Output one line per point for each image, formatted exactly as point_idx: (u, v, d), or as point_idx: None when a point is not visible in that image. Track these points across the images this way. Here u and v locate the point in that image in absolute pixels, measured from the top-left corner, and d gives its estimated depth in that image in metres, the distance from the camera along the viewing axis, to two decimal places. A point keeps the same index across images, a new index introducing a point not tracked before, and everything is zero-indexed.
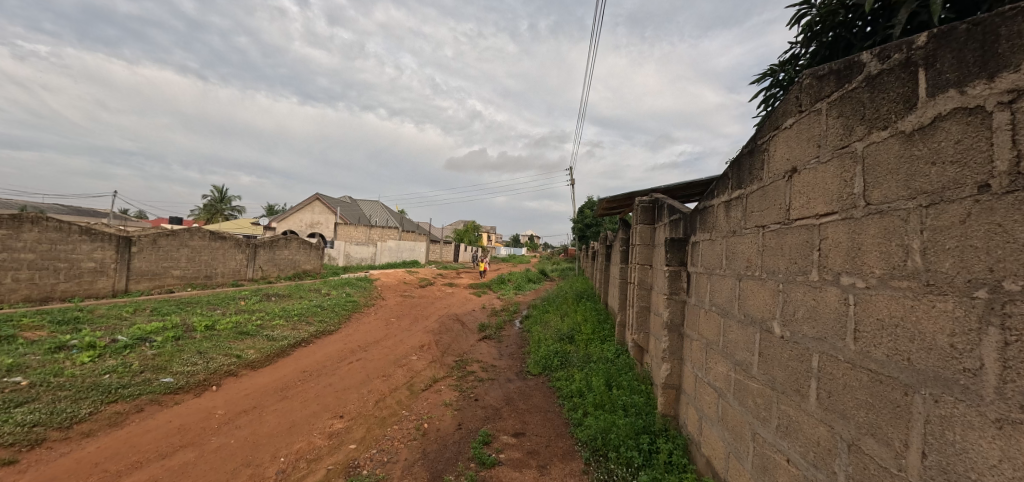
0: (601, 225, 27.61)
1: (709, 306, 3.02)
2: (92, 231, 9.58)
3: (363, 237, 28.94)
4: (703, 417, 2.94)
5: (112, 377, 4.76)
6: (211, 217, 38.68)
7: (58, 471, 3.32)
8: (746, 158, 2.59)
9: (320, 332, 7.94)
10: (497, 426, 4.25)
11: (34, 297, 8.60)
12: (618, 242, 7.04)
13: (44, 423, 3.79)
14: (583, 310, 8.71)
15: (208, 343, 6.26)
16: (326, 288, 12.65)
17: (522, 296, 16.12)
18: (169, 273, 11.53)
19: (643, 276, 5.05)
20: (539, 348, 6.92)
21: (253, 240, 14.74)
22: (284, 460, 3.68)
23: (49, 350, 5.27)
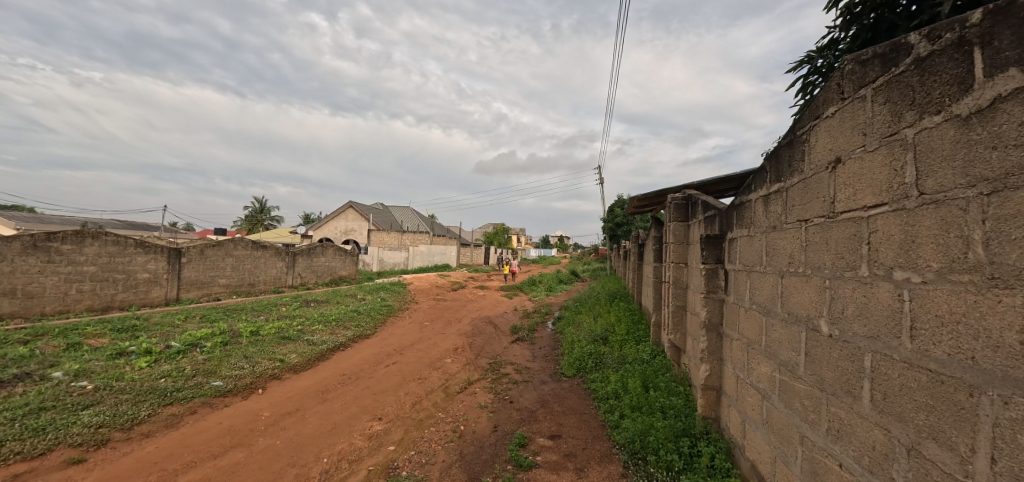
0: (632, 223, 27.11)
1: (749, 304, 2.92)
2: (146, 244, 10.18)
3: (395, 242, 29.56)
4: (747, 419, 2.84)
5: (167, 381, 5.04)
6: (252, 227, 40.46)
7: (121, 469, 3.53)
8: (784, 150, 2.49)
9: (358, 337, 8.14)
10: (533, 428, 4.25)
11: (97, 307, 9.22)
12: (651, 240, 6.92)
13: (108, 424, 4.05)
14: (616, 311, 8.59)
15: (253, 347, 6.55)
16: (362, 293, 12.98)
17: (554, 297, 16.04)
18: (216, 281, 12.13)
19: (678, 275, 4.94)
20: (572, 349, 6.87)
21: (292, 248, 15.32)
22: (327, 461, 3.79)
23: (111, 355, 5.65)
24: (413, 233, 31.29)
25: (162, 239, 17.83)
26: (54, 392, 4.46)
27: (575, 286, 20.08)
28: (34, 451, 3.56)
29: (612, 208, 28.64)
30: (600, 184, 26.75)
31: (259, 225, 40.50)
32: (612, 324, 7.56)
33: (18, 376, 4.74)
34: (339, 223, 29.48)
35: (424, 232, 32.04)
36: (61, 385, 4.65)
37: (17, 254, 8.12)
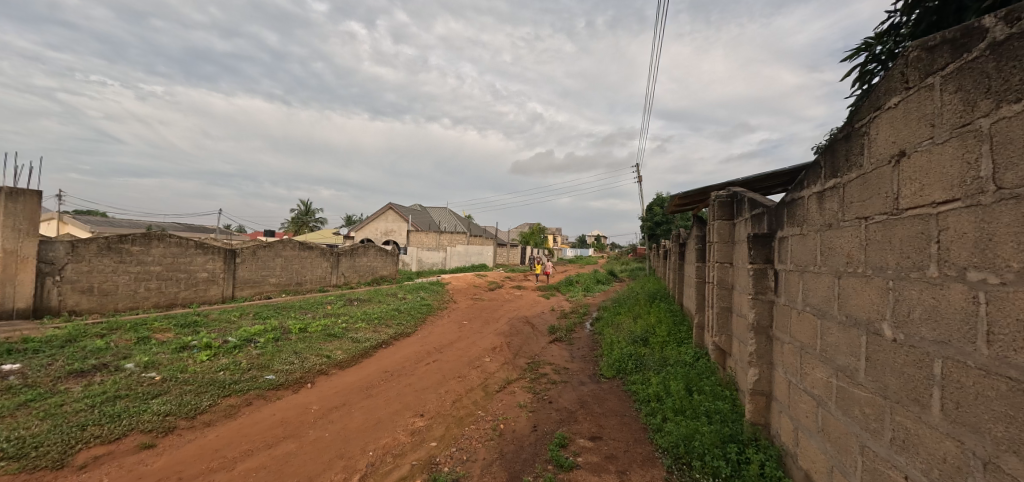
0: (672, 222, 26.38)
1: (802, 306, 2.79)
2: (204, 245, 10.86)
3: (432, 242, 30.20)
4: (800, 426, 2.71)
5: (225, 374, 5.35)
6: (299, 229, 42.43)
7: (186, 455, 3.78)
8: (841, 143, 2.36)
9: (399, 335, 8.36)
10: (573, 429, 4.22)
11: (162, 304, 9.91)
12: (693, 239, 6.72)
13: (175, 413, 4.35)
14: (656, 312, 8.39)
15: (302, 344, 6.85)
16: (402, 292, 13.33)
17: (591, 298, 15.87)
18: (267, 281, 12.79)
19: (723, 275, 4.77)
20: (611, 351, 6.78)
21: (336, 249, 15.95)
22: (372, 454, 3.91)
23: (175, 349, 6.05)
24: (449, 233, 31.82)
25: (221, 240, 19.09)
26: (127, 382, 4.84)
27: (613, 287, 19.78)
28: (110, 435, 3.86)
29: (651, 207, 28.00)
30: (638, 182, 26.23)
31: (305, 227, 42.51)
32: (652, 325, 7.38)
33: (96, 367, 5.17)
34: (379, 224, 30.50)
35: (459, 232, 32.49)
36: (133, 375, 5.03)
37: (94, 255, 8.72)
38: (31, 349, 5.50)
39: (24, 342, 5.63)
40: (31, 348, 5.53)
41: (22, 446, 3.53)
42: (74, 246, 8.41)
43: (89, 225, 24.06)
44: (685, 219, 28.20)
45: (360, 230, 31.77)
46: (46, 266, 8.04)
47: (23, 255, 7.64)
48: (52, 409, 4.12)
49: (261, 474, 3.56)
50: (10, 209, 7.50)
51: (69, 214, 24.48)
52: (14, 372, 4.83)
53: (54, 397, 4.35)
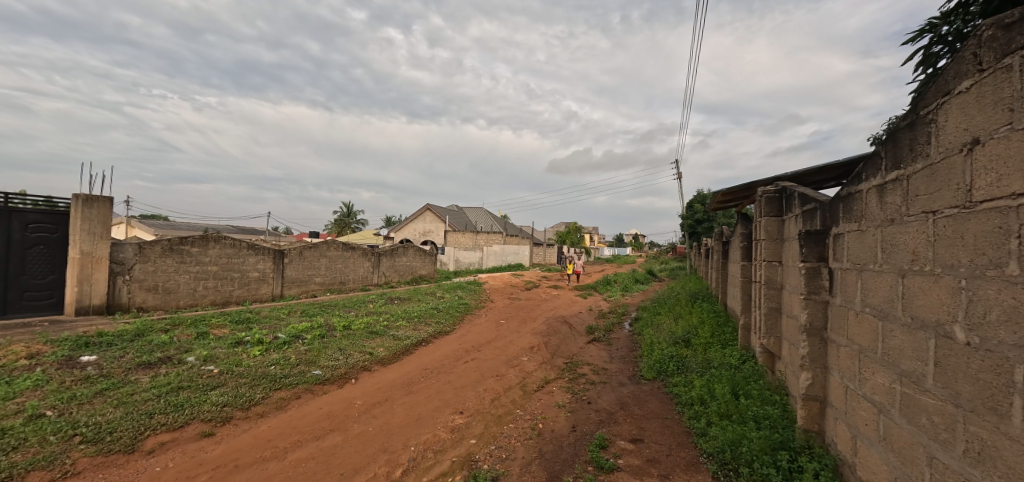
0: (714, 220, 25.46)
1: (861, 308, 2.62)
2: (256, 246, 11.49)
3: (469, 243, 30.63)
4: (858, 434, 2.56)
5: (276, 368, 5.63)
6: (341, 230, 44.13)
7: (242, 444, 4.00)
8: (904, 132, 2.21)
9: (438, 334, 8.52)
10: (613, 430, 4.16)
11: (218, 301, 10.55)
12: (738, 236, 6.46)
13: (231, 404, 4.62)
14: (698, 312, 8.14)
15: (347, 341, 7.11)
16: (441, 291, 13.59)
17: (630, 297, 15.57)
18: (312, 280, 13.37)
19: (772, 275, 4.56)
20: (651, 352, 6.64)
21: (377, 249, 16.46)
22: (413, 449, 4.00)
23: (231, 344, 6.43)
24: (485, 233, 32.15)
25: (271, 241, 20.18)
26: (189, 374, 5.18)
27: (652, 286, 19.32)
28: (175, 423, 4.15)
29: (692, 204, 27.12)
30: (678, 178, 25.45)
31: (347, 229, 44.16)
32: (694, 326, 7.17)
33: (161, 359, 5.57)
34: (417, 225, 31.31)
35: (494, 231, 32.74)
36: (194, 368, 5.39)
37: (158, 255, 9.39)
38: (106, 343, 6.00)
39: (100, 336, 6.16)
40: (105, 341, 6.03)
41: (100, 431, 3.86)
42: (141, 247, 9.09)
43: (155, 229, 26.09)
44: (728, 216, 27.14)
45: (399, 231, 32.70)
46: (117, 267, 8.73)
47: (98, 256, 8.33)
48: (124, 398, 4.48)
49: (309, 464, 3.72)
50: (87, 214, 8.19)
51: (136, 218, 26.58)
52: (91, 363, 5.28)
53: (126, 387, 4.73)
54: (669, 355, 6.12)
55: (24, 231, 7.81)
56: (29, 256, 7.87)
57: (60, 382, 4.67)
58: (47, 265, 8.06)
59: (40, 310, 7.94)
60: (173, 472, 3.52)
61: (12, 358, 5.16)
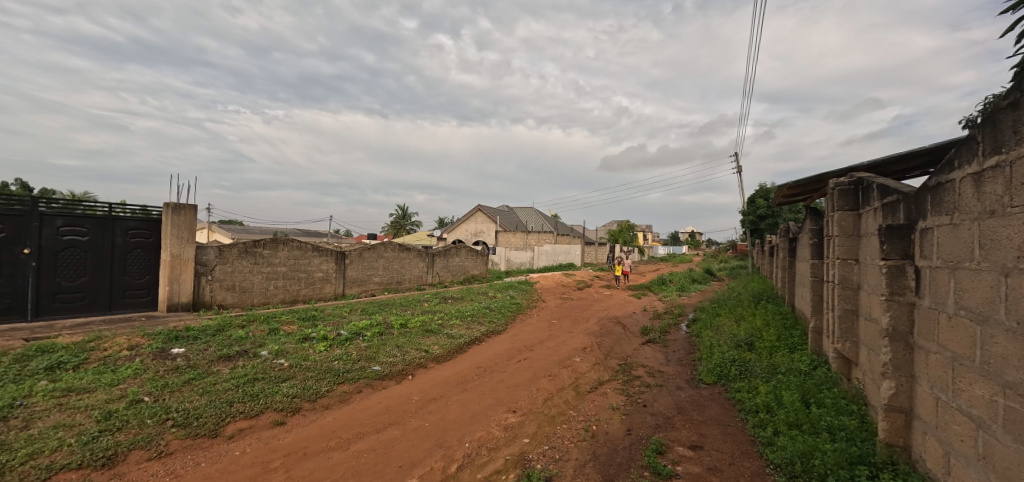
0: (779, 216, 23.86)
1: (954, 311, 2.35)
2: (320, 248, 12.25)
3: (519, 243, 30.90)
4: (952, 451, 2.30)
5: (339, 363, 5.96)
6: (397, 232, 46.04)
7: (311, 433, 4.29)
8: (1004, 111, 1.96)
9: (491, 333, 8.64)
10: (671, 435, 4.02)
11: (287, 299, 11.36)
12: (807, 233, 6.02)
13: (301, 395, 4.95)
14: (762, 314, 7.67)
15: (404, 338, 7.39)
16: (493, 291, 13.75)
17: (688, 298, 14.94)
18: (371, 280, 14.05)
19: (847, 274, 4.20)
20: (710, 356, 6.34)
21: (431, 249, 17.01)
22: (468, 446, 4.08)
23: (299, 340, 6.89)
24: (535, 233, 32.25)
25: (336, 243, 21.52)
26: (262, 367, 5.62)
27: (711, 287, 18.43)
28: (251, 411, 4.51)
29: (754, 199, 25.57)
30: (738, 173, 24.13)
31: (403, 230, 46.09)
32: (758, 329, 6.76)
33: (239, 353, 6.09)
34: (468, 226, 32.06)
35: (544, 231, 32.75)
36: (267, 361, 5.84)
37: (235, 257, 10.25)
38: (192, 337, 6.65)
39: (187, 330, 6.82)
40: (192, 335, 6.68)
41: (188, 417, 4.27)
42: (220, 250, 9.97)
43: (233, 233, 28.61)
44: (795, 212, 25.34)
45: (450, 232, 33.55)
46: (201, 268, 9.63)
47: (185, 258, 9.23)
48: (208, 387, 4.94)
49: (370, 455, 3.89)
50: (176, 220, 9.11)
51: (217, 223, 29.27)
52: (181, 355, 5.87)
53: (209, 377, 5.21)
54: (730, 359, 5.82)
55: (125, 236, 8.80)
56: (129, 259, 8.86)
57: (154, 371, 5.23)
58: (143, 267, 9.04)
59: (138, 307, 8.93)
60: (250, 456, 3.82)
61: (116, 349, 5.85)
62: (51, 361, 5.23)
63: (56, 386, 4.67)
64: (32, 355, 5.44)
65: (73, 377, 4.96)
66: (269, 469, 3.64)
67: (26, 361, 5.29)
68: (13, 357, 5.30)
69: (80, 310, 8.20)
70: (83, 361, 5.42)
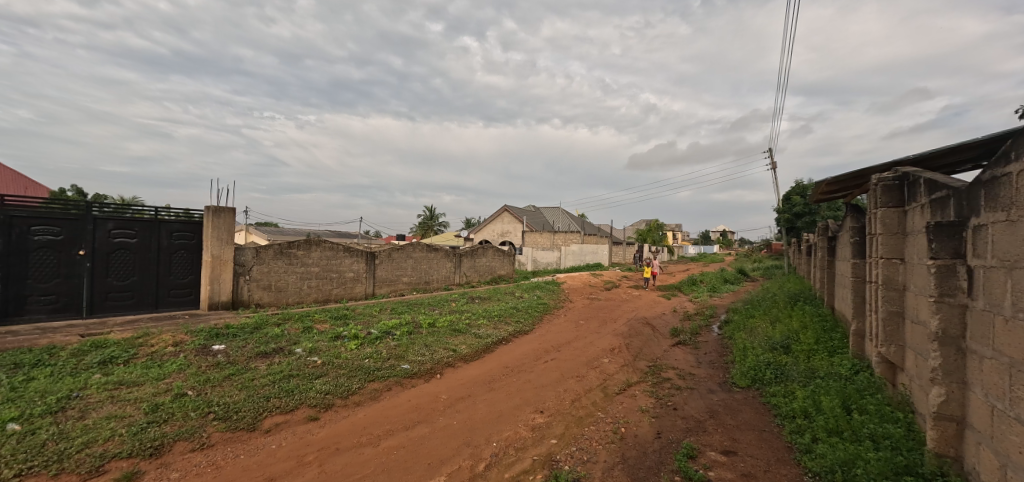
0: (817, 214, 22.93)
1: (1012, 313, 2.20)
2: (351, 249, 12.58)
3: (545, 243, 30.91)
4: (1010, 464, 2.15)
5: (370, 361, 6.11)
6: (425, 232, 46.81)
7: (343, 429, 4.42)
8: None
9: (518, 333, 8.65)
10: (702, 440, 3.93)
11: (320, 299, 11.71)
12: (848, 231, 5.75)
13: (333, 392, 5.10)
14: (800, 316, 7.37)
15: (432, 338, 7.50)
16: (519, 291, 13.76)
17: (720, 299, 14.51)
18: (400, 280, 14.33)
19: (892, 274, 3.99)
20: (744, 358, 6.15)
21: (458, 250, 17.20)
22: (496, 445, 4.10)
23: (331, 338, 7.10)
24: (562, 233, 32.16)
25: (367, 244, 22.11)
26: (297, 364, 5.83)
27: (745, 287, 17.84)
28: (287, 407, 4.68)
29: (790, 197, 24.65)
30: (772, 170, 23.31)
31: (430, 230, 46.89)
32: (795, 331, 6.51)
33: (276, 350, 6.33)
34: (495, 226, 32.30)
35: (570, 231, 32.59)
36: (301, 358, 6.05)
37: (271, 258, 10.66)
38: (232, 334, 6.95)
39: (226, 328, 7.14)
40: (231, 332, 6.99)
41: (228, 411, 4.47)
42: (257, 251, 10.38)
43: (270, 234, 29.78)
44: (834, 209, 24.24)
45: (476, 232, 33.83)
46: (239, 268, 10.06)
47: (224, 259, 9.67)
48: (246, 382, 5.15)
49: (399, 452, 3.97)
50: (216, 223, 9.55)
51: (254, 225, 30.58)
52: (221, 351, 6.15)
53: (247, 373, 5.44)
54: (764, 362, 5.63)
55: (170, 238, 9.27)
56: (173, 259, 9.34)
57: (197, 367, 5.50)
58: (187, 267, 9.52)
59: (181, 305, 9.40)
60: (286, 450, 3.96)
61: (163, 345, 6.18)
62: (104, 355, 5.58)
63: (109, 379, 4.98)
64: (87, 350, 5.81)
65: (124, 370, 5.27)
66: (304, 462, 3.77)
67: (83, 355, 5.67)
68: (70, 352, 5.67)
69: (130, 308, 8.70)
70: (133, 356, 5.76)
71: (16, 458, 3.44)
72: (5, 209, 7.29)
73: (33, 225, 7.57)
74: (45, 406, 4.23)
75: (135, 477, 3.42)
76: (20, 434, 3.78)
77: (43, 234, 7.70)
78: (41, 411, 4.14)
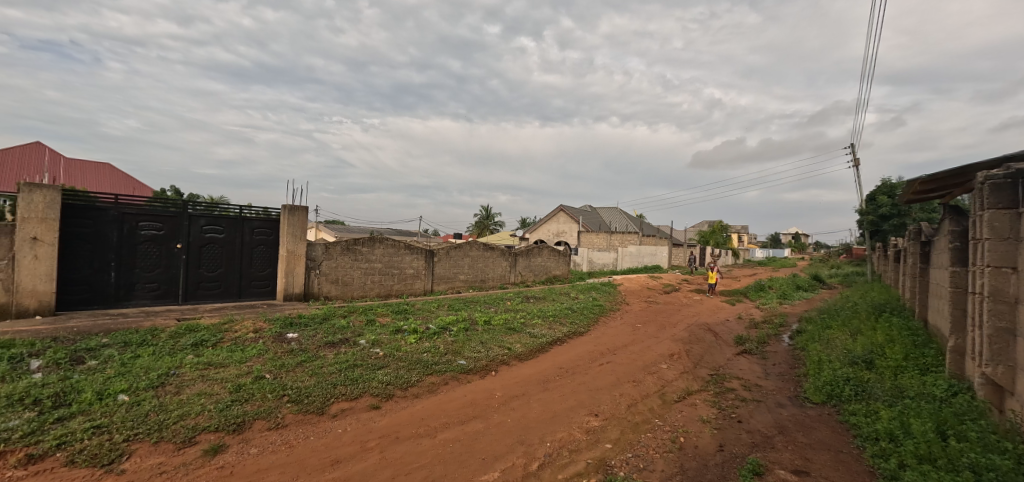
0: (907, 216, 20.83)
1: None
2: (411, 246, 13.11)
3: (602, 244, 30.53)
4: None
5: (428, 356, 6.35)
6: (480, 231, 47.62)
7: (402, 419, 4.63)
8: None
9: (573, 334, 8.60)
10: (770, 456, 3.71)
11: (382, 293, 12.32)
12: (946, 235, 5.15)
13: (394, 383, 5.37)
14: (886, 328, 6.71)
15: (488, 335, 7.66)
16: (574, 291, 13.68)
17: (791, 307, 13.52)
18: (457, 277, 14.73)
19: (1001, 286, 3.53)
20: (819, 372, 5.72)
21: (513, 249, 17.41)
22: (549, 445, 4.12)
23: (392, 332, 7.46)
24: (618, 234, 31.55)
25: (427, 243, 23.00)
26: (361, 354, 6.19)
27: (821, 295, 16.49)
28: (352, 394, 4.98)
29: (875, 197, 22.57)
30: (854, 167, 21.40)
31: (485, 230, 47.85)
32: (879, 345, 5.95)
33: (343, 340, 6.76)
34: (550, 226, 32.39)
35: (627, 232, 31.85)
36: (365, 349, 6.41)
37: (339, 254, 11.35)
38: (304, 323, 7.52)
39: (299, 317, 7.72)
40: (303, 322, 7.56)
41: (299, 394, 4.84)
42: (327, 247, 11.13)
43: (338, 232, 31.66)
44: (930, 211, 21.75)
45: (532, 232, 34.08)
46: (311, 262, 10.86)
47: (298, 254, 10.46)
48: (316, 369, 5.55)
49: (456, 445, 4.10)
50: (291, 220, 10.34)
51: (324, 224, 32.82)
52: (294, 339, 6.68)
53: (317, 360, 5.86)
54: (842, 377, 5.20)
55: (252, 234, 10.19)
56: (254, 254, 10.24)
57: (274, 352, 6.00)
58: (265, 261, 10.40)
59: (260, 295, 10.29)
60: (350, 435, 4.23)
61: (245, 331, 6.82)
62: (196, 338, 6.24)
63: (200, 359, 5.56)
64: (182, 333, 6.53)
65: (213, 353, 5.87)
66: (366, 448, 4.00)
67: (179, 337, 6.38)
68: (169, 333, 6.40)
69: (217, 297, 9.66)
70: (220, 340, 6.39)
71: (125, 425, 3.95)
72: (119, 207, 8.32)
73: (141, 221, 8.58)
74: (148, 381, 4.82)
75: (221, 450, 3.80)
76: (128, 404, 4.33)
77: (149, 229, 8.72)
78: (145, 385, 4.72)
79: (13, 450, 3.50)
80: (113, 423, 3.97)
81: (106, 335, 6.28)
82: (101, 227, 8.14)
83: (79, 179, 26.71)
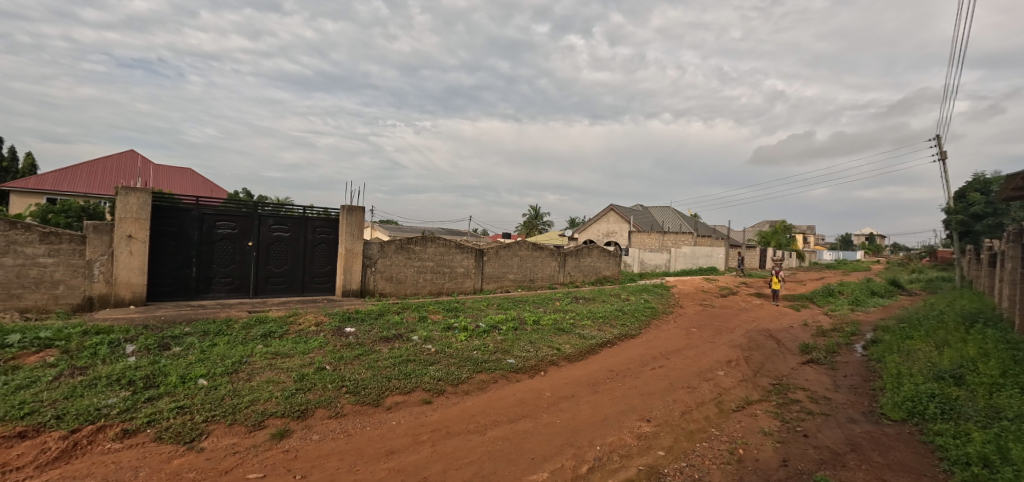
0: (1003, 215, 18.63)
1: None
2: (461, 246, 13.40)
3: (653, 244, 29.60)
4: None
5: (478, 353, 6.48)
6: (529, 231, 47.50)
7: (453, 414, 4.77)
8: None
9: (623, 336, 8.45)
10: (840, 475, 3.47)
11: (433, 291, 12.69)
12: None
13: (445, 379, 5.53)
14: (979, 340, 6.05)
15: (537, 335, 7.69)
16: (626, 293, 13.41)
17: (864, 314, 12.50)
18: (506, 277, 14.89)
19: None
20: (897, 387, 5.25)
21: (562, 249, 17.34)
22: (599, 449, 4.09)
23: (444, 328, 7.68)
24: (671, 234, 30.50)
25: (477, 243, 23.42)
26: (414, 350, 6.43)
27: (900, 302, 15.09)
28: (405, 388, 5.20)
29: (966, 194, 20.33)
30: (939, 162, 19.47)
31: (534, 230, 47.88)
32: (971, 360, 5.38)
33: (397, 336, 7.06)
34: (599, 226, 31.91)
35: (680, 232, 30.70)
36: (417, 345, 6.65)
37: (393, 252, 11.82)
38: (360, 318, 7.93)
39: (356, 312, 8.15)
40: (359, 316, 7.97)
41: (356, 386, 5.11)
42: (382, 246, 11.64)
43: (393, 233, 32.99)
44: None
45: (580, 232, 33.74)
46: (368, 260, 11.39)
47: (355, 252, 11.00)
48: (373, 363, 5.83)
49: (506, 443, 4.17)
50: (349, 220, 10.90)
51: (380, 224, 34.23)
52: (352, 333, 7.05)
53: (373, 354, 6.15)
54: (926, 393, 4.76)
55: (314, 233, 10.84)
56: (316, 251, 10.89)
57: (334, 345, 6.37)
58: (326, 258, 11.03)
59: (320, 291, 10.93)
60: (403, 427, 4.41)
61: (308, 324, 7.29)
62: (265, 329, 6.76)
63: (269, 349, 6.02)
64: (253, 324, 7.09)
65: (279, 343, 6.33)
66: (419, 441, 4.17)
67: (250, 328, 6.93)
68: (241, 324, 6.98)
69: (283, 291, 10.37)
70: (286, 332, 6.88)
71: (204, 407, 4.37)
72: (200, 208, 9.15)
73: (218, 221, 9.38)
74: (224, 367, 5.28)
75: (286, 434, 4.10)
76: (207, 388, 4.78)
77: (225, 228, 9.51)
78: (221, 371, 5.18)
79: (112, 424, 3.96)
80: (193, 405, 4.39)
81: (188, 324, 6.94)
82: (184, 226, 8.99)
83: (164, 183, 29.49)
